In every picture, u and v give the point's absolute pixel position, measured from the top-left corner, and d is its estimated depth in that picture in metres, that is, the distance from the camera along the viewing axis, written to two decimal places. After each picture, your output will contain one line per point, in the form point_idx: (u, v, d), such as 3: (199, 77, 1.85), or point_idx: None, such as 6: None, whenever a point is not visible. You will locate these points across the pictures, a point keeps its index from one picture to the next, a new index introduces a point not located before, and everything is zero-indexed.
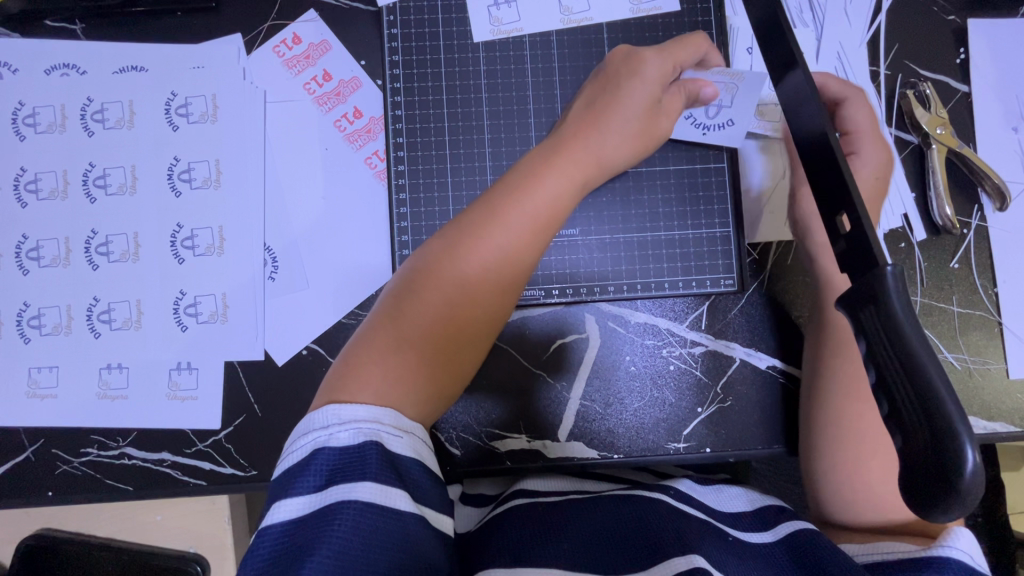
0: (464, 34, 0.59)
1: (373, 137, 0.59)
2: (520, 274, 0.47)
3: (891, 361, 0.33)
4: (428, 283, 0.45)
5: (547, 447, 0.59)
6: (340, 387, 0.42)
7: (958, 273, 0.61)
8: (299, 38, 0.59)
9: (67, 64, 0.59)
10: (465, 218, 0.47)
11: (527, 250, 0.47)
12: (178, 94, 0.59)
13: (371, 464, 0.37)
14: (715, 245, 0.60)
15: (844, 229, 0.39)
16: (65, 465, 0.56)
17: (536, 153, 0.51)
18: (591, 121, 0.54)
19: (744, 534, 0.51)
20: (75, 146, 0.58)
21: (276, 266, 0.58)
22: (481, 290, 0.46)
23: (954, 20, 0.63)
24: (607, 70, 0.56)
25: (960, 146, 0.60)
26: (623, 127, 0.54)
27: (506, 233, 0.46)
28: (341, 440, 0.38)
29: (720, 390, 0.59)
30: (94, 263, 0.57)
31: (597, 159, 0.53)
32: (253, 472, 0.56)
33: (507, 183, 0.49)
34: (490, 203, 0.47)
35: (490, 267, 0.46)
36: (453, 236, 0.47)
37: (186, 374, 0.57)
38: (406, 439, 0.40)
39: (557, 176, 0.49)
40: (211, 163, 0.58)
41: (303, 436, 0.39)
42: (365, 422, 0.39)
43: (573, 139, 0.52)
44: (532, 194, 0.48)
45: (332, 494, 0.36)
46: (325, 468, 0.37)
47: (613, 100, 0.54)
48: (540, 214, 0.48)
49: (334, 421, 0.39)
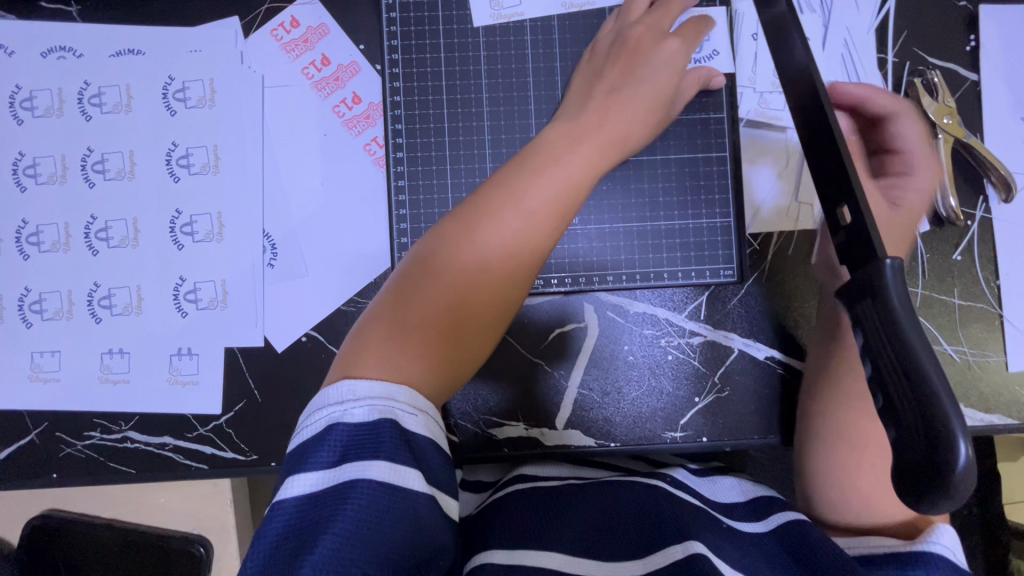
0: (463, 19, 0.58)
1: (372, 123, 0.59)
2: (538, 253, 0.48)
3: (887, 357, 0.33)
4: (445, 260, 0.47)
5: (544, 435, 0.59)
6: (355, 361, 0.44)
7: (961, 265, 0.60)
8: (297, 21, 0.59)
9: (64, 47, 0.58)
10: (480, 199, 0.49)
11: (544, 228, 0.48)
12: (176, 78, 0.58)
13: (385, 442, 0.39)
14: (715, 235, 0.60)
15: (844, 220, 0.38)
16: (69, 449, 0.57)
17: (554, 132, 0.52)
18: (610, 99, 0.52)
19: (738, 522, 0.51)
20: (73, 130, 0.58)
21: (275, 252, 0.58)
22: (497, 267, 0.47)
23: (965, 6, 0.61)
24: (627, 47, 0.54)
25: (967, 136, 0.59)
26: (640, 115, 0.53)
27: (521, 216, 0.47)
28: (355, 416, 0.40)
29: (718, 380, 0.59)
30: (94, 249, 0.57)
31: (624, 138, 0.52)
32: (254, 457, 0.57)
33: (522, 164, 0.50)
34: (505, 183, 0.49)
35: (506, 248, 0.47)
36: (469, 217, 0.48)
37: (186, 359, 0.58)
38: (420, 418, 0.42)
39: (579, 155, 0.50)
40: (209, 148, 0.58)
41: (318, 412, 0.41)
42: (380, 399, 0.41)
43: (592, 116, 0.52)
44: (551, 175, 0.48)
45: (344, 472, 0.38)
46: (338, 445, 0.39)
47: (635, 81, 0.53)
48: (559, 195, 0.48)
49: (349, 397, 0.41)
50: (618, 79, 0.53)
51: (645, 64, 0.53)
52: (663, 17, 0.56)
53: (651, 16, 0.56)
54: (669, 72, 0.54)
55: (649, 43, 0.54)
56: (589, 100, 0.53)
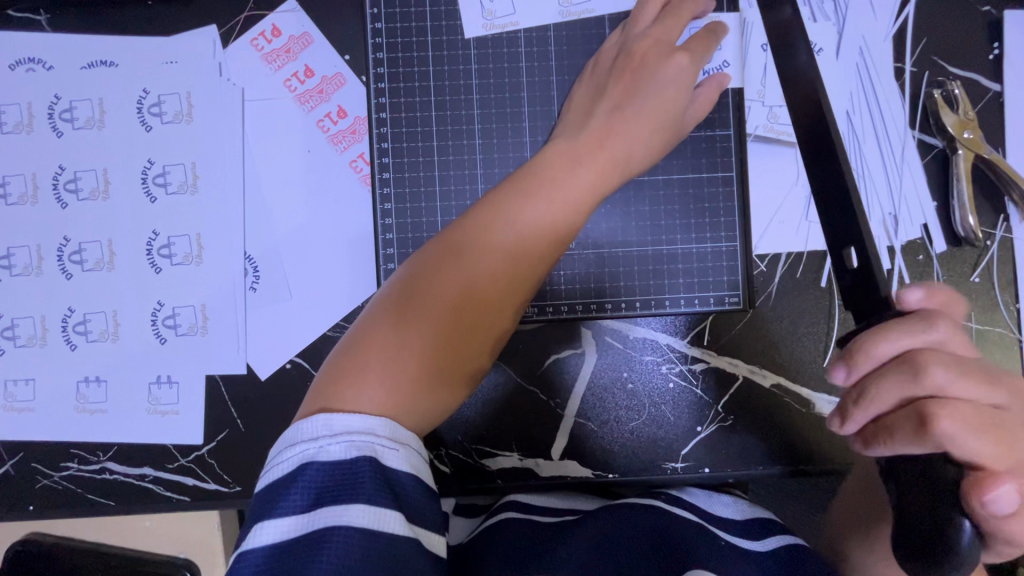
0: (454, 29, 0.55)
1: (358, 139, 0.56)
2: (533, 277, 0.46)
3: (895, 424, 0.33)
4: (434, 283, 0.44)
5: (539, 466, 0.57)
6: (333, 391, 0.41)
7: (978, 288, 0.57)
8: (278, 31, 0.55)
9: (32, 58, 0.55)
10: (474, 218, 0.46)
11: (542, 252, 0.46)
12: (150, 91, 0.55)
13: (363, 483, 0.36)
14: (721, 260, 0.56)
15: (851, 262, 0.38)
16: (45, 480, 0.55)
17: (553, 151, 0.49)
18: (613, 118, 0.49)
19: (736, 539, 0.51)
20: (43, 147, 0.55)
21: (257, 276, 0.55)
22: (488, 293, 0.44)
23: (990, 11, 0.58)
24: (630, 60, 0.51)
25: (988, 151, 0.55)
26: (647, 132, 0.50)
27: (517, 238, 0.45)
28: (332, 453, 0.38)
29: (721, 408, 0.57)
30: (68, 272, 0.55)
31: (625, 160, 0.49)
32: (237, 489, 0.55)
33: (519, 184, 0.47)
34: (501, 202, 0.46)
35: (501, 271, 0.44)
36: (461, 237, 0.45)
37: (166, 388, 0.55)
38: (403, 453, 0.39)
39: (579, 175, 0.47)
40: (186, 166, 0.55)
41: (290, 448, 0.39)
42: (359, 434, 0.38)
43: (594, 133, 0.49)
44: (548, 198, 0.46)
45: (320, 516, 0.36)
46: (313, 486, 0.37)
47: (639, 100, 0.50)
48: (557, 217, 0.46)
49: (325, 432, 0.38)
50: (620, 97, 0.50)
51: (651, 80, 0.50)
52: (669, 27, 0.52)
53: (659, 26, 0.52)
54: (676, 89, 0.51)
55: (654, 58, 0.51)
56: (590, 115, 0.50)
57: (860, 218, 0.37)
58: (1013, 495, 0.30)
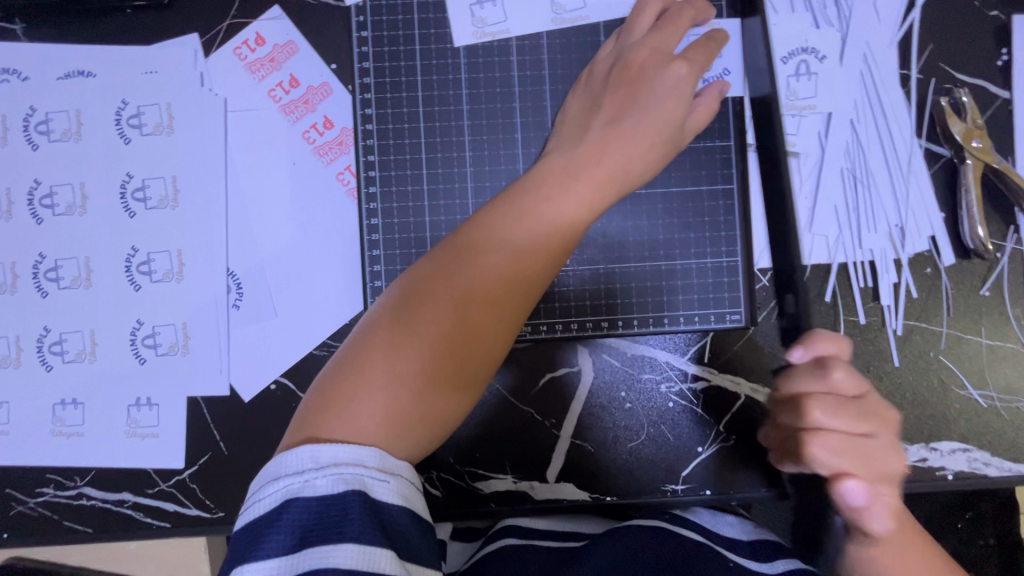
0: (443, 37, 0.53)
1: (345, 151, 0.54)
2: (529, 299, 0.44)
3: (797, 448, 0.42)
4: (424, 306, 0.42)
5: (534, 489, 0.55)
6: (318, 422, 0.39)
7: (989, 302, 0.55)
8: (262, 39, 0.53)
9: (7, 69, 0.53)
10: (467, 237, 0.44)
11: (537, 273, 0.43)
12: (130, 102, 0.53)
13: (351, 520, 0.35)
14: (720, 275, 0.54)
15: None
16: (20, 506, 0.53)
17: (547, 166, 0.46)
18: (609, 130, 0.47)
19: (744, 560, 0.50)
20: (18, 161, 0.53)
21: (240, 293, 0.53)
22: (481, 315, 0.42)
23: (998, 16, 0.56)
24: (626, 70, 0.49)
25: (998, 162, 0.53)
26: (648, 145, 0.47)
27: (511, 258, 0.43)
28: (318, 488, 0.36)
29: (723, 429, 0.54)
30: (43, 290, 0.53)
31: (623, 175, 0.46)
32: (219, 514, 0.53)
33: (512, 200, 0.44)
34: (494, 220, 0.44)
35: (494, 293, 0.42)
36: (453, 258, 0.43)
37: (146, 410, 0.53)
38: (393, 484, 0.37)
39: (578, 189, 0.44)
40: (167, 180, 0.53)
41: (275, 482, 0.37)
42: (348, 467, 0.36)
43: (592, 146, 0.47)
44: (542, 215, 0.43)
45: (306, 557, 0.34)
46: (299, 523, 0.35)
47: (637, 111, 0.47)
48: (552, 236, 0.44)
49: (311, 465, 0.37)
50: (617, 108, 0.48)
51: (649, 91, 0.48)
52: (666, 35, 0.50)
53: (656, 35, 0.50)
54: (676, 100, 0.47)
55: (653, 68, 0.48)
56: (587, 128, 0.48)
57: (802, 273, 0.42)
58: (857, 492, 0.39)
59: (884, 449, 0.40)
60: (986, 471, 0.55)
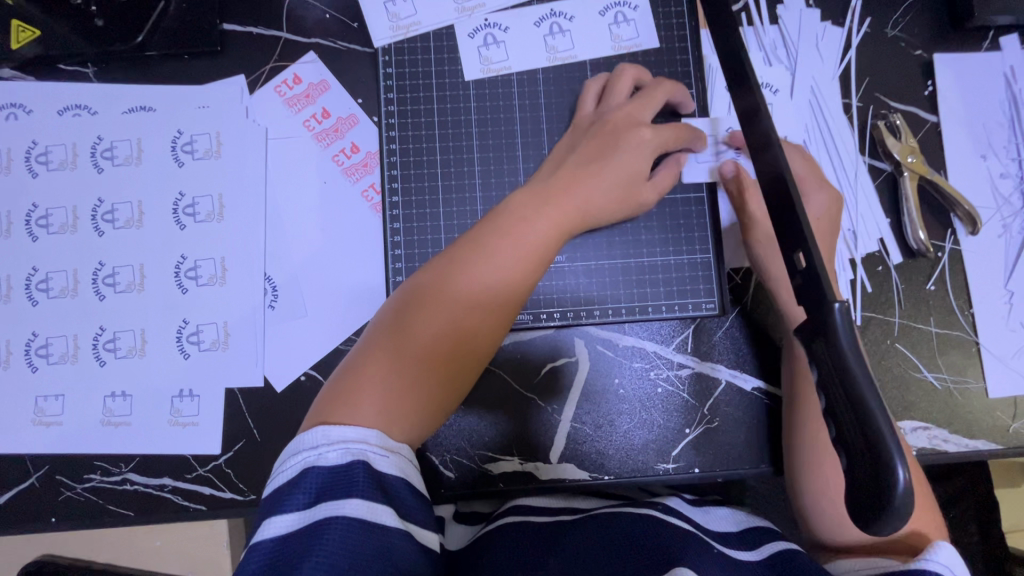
0: (455, 72, 0.63)
1: (370, 171, 0.62)
2: (510, 310, 0.51)
3: (838, 392, 0.38)
4: (419, 315, 0.48)
5: (539, 470, 0.60)
6: (331, 408, 0.45)
7: (934, 294, 0.63)
8: (299, 78, 0.63)
9: (79, 105, 0.62)
10: (454, 253, 0.51)
11: (518, 287, 0.50)
12: (184, 132, 0.62)
13: (358, 482, 0.40)
14: (696, 270, 0.62)
15: (800, 264, 0.44)
16: (68, 491, 0.58)
17: (520, 197, 0.54)
18: (579, 171, 0.55)
19: (731, 551, 0.53)
20: (85, 182, 0.61)
21: (276, 295, 0.60)
22: (468, 323, 0.49)
23: (922, 54, 0.66)
24: (604, 125, 0.58)
25: (931, 173, 0.63)
26: (608, 180, 0.56)
27: (494, 271, 0.49)
28: (330, 459, 0.42)
29: (707, 411, 0.61)
30: (101, 294, 0.60)
31: (585, 207, 0.55)
32: (251, 496, 0.58)
33: (496, 225, 0.52)
34: (479, 239, 0.51)
35: (480, 300, 0.49)
36: (444, 269, 0.50)
37: (188, 401, 0.59)
38: (393, 459, 0.43)
39: (550, 216, 0.52)
40: (214, 198, 0.61)
41: (294, 456, 0.43)
42: (355, 443, 0.42)
43: (562, 180, 0.55)
44: (516, 239, 0.51)
45: (319, 511, 0.40)
46: (314, 487, 0.41)
47: (608, 157, 0.56)
48: (529, 253, 0.51)
49: (324, 441, 0.42)
50: (590, 154, 0.57)
51: (619, 145, 0.57)
52: (641, 103, 0.59)
53: (634, 103, 0.59)
54: (642, 159, 0.57)
55: (624, 127, 0.58)
56: (560, 166, 0.57)
57: (806, 226, 0.42)
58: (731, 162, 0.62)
59: (821, 189, 0.60)
60: (945, 447, 0.61)
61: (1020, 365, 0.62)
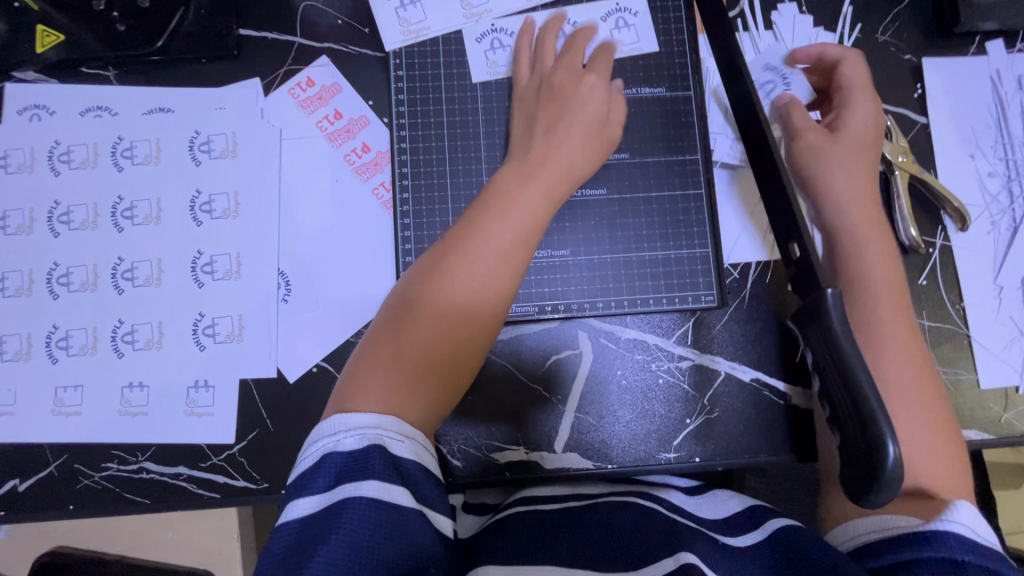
0: (462, 75, 0.65)
1: (380, 170, 0.64)
2: (508, 285, 0.51)
3: (833, 374, 0.41)
4: (419, 301, 0.50)
5: (544, 459, 0.62)
6: (345, 399, 0.47)
7: (926, 289, 0.65)
8: (312, 81, 0.65)
9: (101, 106, 0.64)
10: (447, 238, 0.52)
11: (513, 258, 0.52)
12: (201, 132, 0.64)
13: (375, 465, 0.42)
14: (696, 264, 0.64)
15: (795, 254, 0.47)
16: (86, 480, 0.59)
17: (506, 174, 0.56)
18: (550, 139, 0.57)
19: (727, 536, 0.53)
20: (105, 180, 0.63)
21: (289, 288, 0.62)
22: (468, 301, 0.50)
23: (911, 59, 0.69)
24: (553, 85, 0.60)
25: (921, 172, 0.65)
26: (578, 139, 0.58)
27: (486, 248, 0.51)
28: (348, 444, 0.44)
29: (707, 402, 0.62)
30: (120, 288, 0.62)
31: (566, 172, 0.56)
32: (264, 484, 0.59)
33: (485, 205, 0.53)
34: (471, 221, 0.52)
35: (478, 279, 0.50)
36: (438, 256, 0.51)
37: (203, 392, 0.61)
38: (408, 443, 0.45)
39: (535, 189, 0.54)
40: (229, 195, 0.63)
41: (314, 443, 0.45)
42: (370, 428, 0.44)
43: (539, 152, 0.57)
44: (505, 213, 0.52)
45: (339, 493, 0.41)
46: (334, 470, 0.43)
47: (568, 117, 0.58)
48: (520, 226, 0.52)
49: (341, 428, 0.44)
50: (552, 117, 0.58)
51: (573, 103, 0.59)
52: (572, 60, 0.61)
53: (564, 61, 0.62)
54: (594, 105, 0.59)
55: (570, 86, 0.60)
56: (532, 135, 0.58)
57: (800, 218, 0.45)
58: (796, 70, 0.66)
59: (865, 102, 0.60)
60: None
61: (1011, 357, 0.64)
